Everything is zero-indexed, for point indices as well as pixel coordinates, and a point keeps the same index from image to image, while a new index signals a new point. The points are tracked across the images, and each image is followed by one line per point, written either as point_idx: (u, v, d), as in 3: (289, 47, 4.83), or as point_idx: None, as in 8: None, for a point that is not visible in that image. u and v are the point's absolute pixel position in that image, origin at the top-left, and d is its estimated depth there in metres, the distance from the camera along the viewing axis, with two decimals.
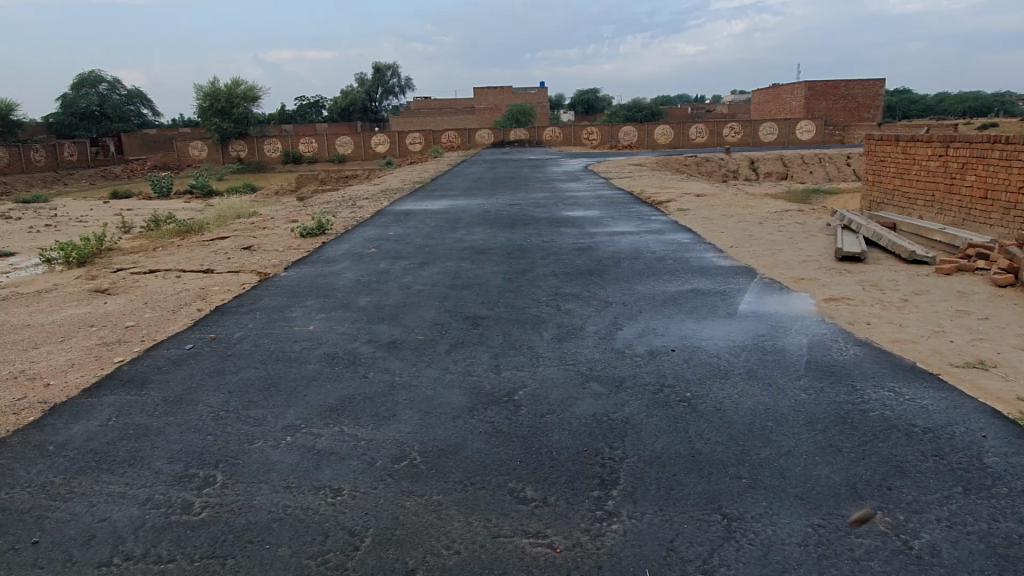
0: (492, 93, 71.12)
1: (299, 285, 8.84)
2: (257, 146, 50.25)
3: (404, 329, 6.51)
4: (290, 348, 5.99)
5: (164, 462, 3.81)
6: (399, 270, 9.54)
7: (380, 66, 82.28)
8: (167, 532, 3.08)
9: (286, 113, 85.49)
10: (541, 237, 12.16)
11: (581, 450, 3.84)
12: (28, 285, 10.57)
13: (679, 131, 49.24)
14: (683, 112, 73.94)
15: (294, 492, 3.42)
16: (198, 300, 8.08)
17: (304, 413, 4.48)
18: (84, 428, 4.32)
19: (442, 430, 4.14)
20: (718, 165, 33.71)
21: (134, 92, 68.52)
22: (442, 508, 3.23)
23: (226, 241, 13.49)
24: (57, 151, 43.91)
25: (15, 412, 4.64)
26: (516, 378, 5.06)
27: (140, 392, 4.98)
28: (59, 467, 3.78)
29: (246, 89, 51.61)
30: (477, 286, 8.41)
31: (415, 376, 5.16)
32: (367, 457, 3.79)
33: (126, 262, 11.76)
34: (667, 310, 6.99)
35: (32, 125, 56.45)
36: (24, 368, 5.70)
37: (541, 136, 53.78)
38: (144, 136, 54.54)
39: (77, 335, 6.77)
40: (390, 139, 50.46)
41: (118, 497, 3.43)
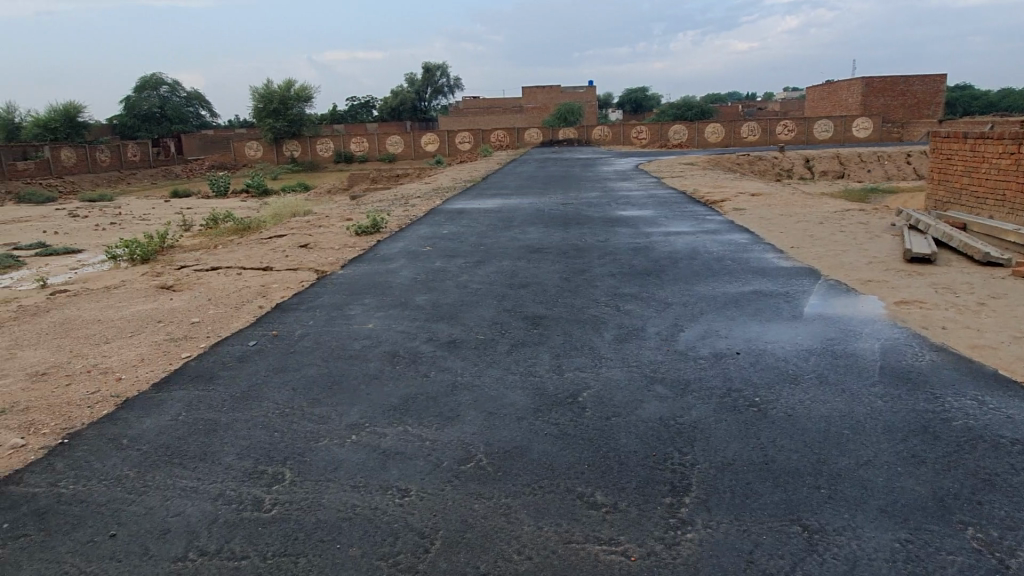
0: (540, 93, 71.38)
1: (357, 282, 8.93)
2: (312, 145, 51.19)
3: (463, 328, 6.50)
4: (351, 346, 6.03)
5: (234, 457, 3.85)
6: (456, 269, 9.54)
7: (429, 66, 81.81)
8: (239, 528, 3.11)
9: (340, 113, 87.16)
10: (596, 236, 12.05)
11: (649, 455, 3.75)
12: (97, 281, 10.90)
13: (731, 129, 48.42)
14: (736, 108, 72.14)
15: (362, 491, 3.41)
16: (260, 298, 8.20)
17: (366, 412, 4.48)
18: (155, 423, 4.40)
19: (505, 431, 4.09)
20: (772, 164, 33.02)
21: (194, 95, 70.38)
22: (511, 511, 3.18)
23: (284, 239, 13.75)
24: (121, 151, 45.40)
25: (89, 405, 4.78)
26: (579, 379, 4.98)
27: (209, 387, 5.08)
28: (133, 460, 3.86)
29: (300, 89, 52.35)
30: (535, 285, 8.35)
31: (476, 376, 5.13)
32: (432, 458, 3.77)
33: (190, 260, 12.04)
34: (730, 313, 6.80)
35: (100, 126, 58.76)
36: (97, 362, 5.87)
37: (589, 135, 53.78)
38: (204, 137, 56.22)
39: (145, 331, 6.94)
40: (440, 138, 50.86)
41: (191, 491, 3.48)
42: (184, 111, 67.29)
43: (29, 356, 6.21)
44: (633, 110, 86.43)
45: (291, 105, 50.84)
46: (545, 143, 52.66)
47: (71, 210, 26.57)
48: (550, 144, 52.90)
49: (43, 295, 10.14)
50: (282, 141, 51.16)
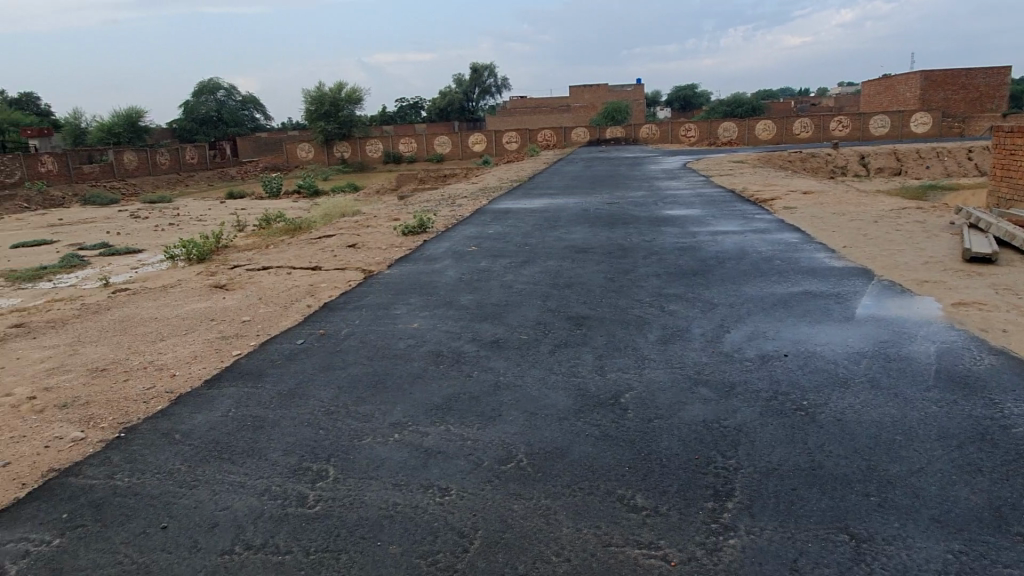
0: (587, 91, 71.08)
1: (404, 282, 9.04)
2: (362, 146, 51.98)
3: (506, 328, 6.51)
4: (396, 346, 6.09)
5: (280, 454, 3.93)
6: (501, 269, 9.58)
7: (477, 66, 82.27)
8: (284, 524, 3.17)
9: (389, 115, 88.28)
10: (642, 236, 11.94)
11: (692, 458, 3.70)
12: (156, 280, 11.27)
13: (783, 125, 47.44)
14: (789, 103, 70.38)
15: (404, 489, 3.45)
16: (308, 297, 8.36)
17: (409, 411, 4.53)
18: (206, 419, 4.52)
19: (547, 432, 4.09)
20: (825, 161, 32.24)
21: (248, 99, 72.09)
22: (550, 512, 3.18)
23: (333, 239, 13.99)
24: (180, 154, 46.84)
25: (145, 400, 4.94)
26: (622, 380, 4.94)
27: (258, 384, 5.20)
28: (185, 455, 3.98)
29: (350, 91, 53.23)
30: (579, 285, 8.32)
31: (519, 376, 5.13)
32: (473, 458, 3.79)
33: (243, 260, 12.35)
34: (778, 314, 6.66)
35: (160, 129, 60.72)
36: (152, 359, 6.07)
37: (637, 133, 53.35)
38: (258, 139, 57.59)
39: (198, 329, 7.14)
40: (487, 139, 51.05)
41: (238, 486, 3.56)
42: (240, 115, 69.08)
43: (91, 352, 6.45)
44: (682, 108, 85.36)
45: (342, 107, 51.74)
46: (593, 142, 52.35)
47: (133, 211, 27.53)
48: (597, 143, 52.58)
49: (105, 293, 10.53)
50: (333, 142, 52.09)
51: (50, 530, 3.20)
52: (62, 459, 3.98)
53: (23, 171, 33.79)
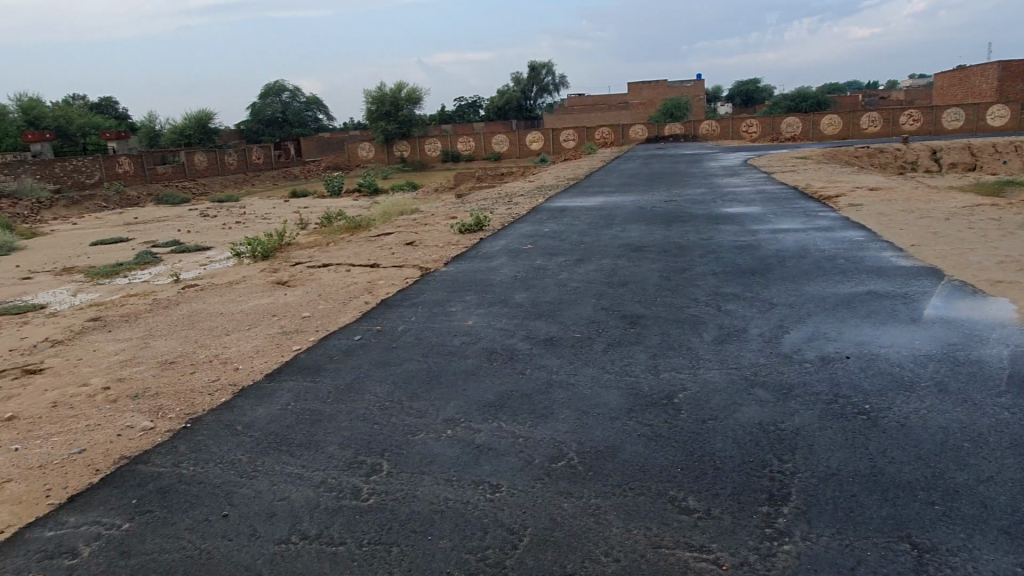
0: (646, 88, 70.32)
1: (459, 279, 9.12)
2: (421, 145, 52.64)
3: (560, 326, 6.50)
4: (450, 343, 6.16)
5: (336, 447, 4.03)
6: (556, 267, 9.57)
7: (535, 64, 82.48)
8: (338, 515, 3.25)
9: (447, 114, 89.17)
10: (700, 234, 11.76)
11: (747, 460, 3.63)
12: (223, 276, 11.67)
13: (849, 120, 45.97)
14: (857, 97, 68.05)
15: (455, 485, 3.49)
16: (366, 294, 8.52)
17: (462, 407, 4.57)
18: (267, 411, 4.66)
19: (598, 431, 4.07)
20: (894, 156, 31.11)
21: (312, 100, 73.74)
22: (600, 511, 3.17)
23: (392, 237, 14.21)
24: (247, 154, 48.31)
25: (209, 392, 5.13)
26: (676, 380, 4.88)
27: (316, 378, 5.33)
28: (246, 446, 4.11)
29: (410, 91, 53.99)
30: (634, 284, 8.24)
31: (571, 374, 5.12)
32: (524, 455, 3.80)
33: (305, 257, 12.67)
34: (840, 314, 6.47)
35: (228, 130, 62.69)
36: (217, 352, 6.29)
37: (696, 130, 52.48)
38: (320, 139, 58.90)
39: (261, 324, 7.37)
40: (545, 137, 50.99)
41: (295, 477, 3.66)
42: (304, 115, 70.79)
43: (160, 345, 6.72)
44: (744, 103, 83.56)
45: (402, 106, 52.52)
46: (651, 139, 51.71)
47: (202, 210, 28.52)
48: (656, 140, 51.94)
49: (175, 289, 10.94)
50: (393, 142, 52.92)
51: (120, 514, 3.35)
52: (132, 448, 4.16)
53: (101, 172, 35.36)
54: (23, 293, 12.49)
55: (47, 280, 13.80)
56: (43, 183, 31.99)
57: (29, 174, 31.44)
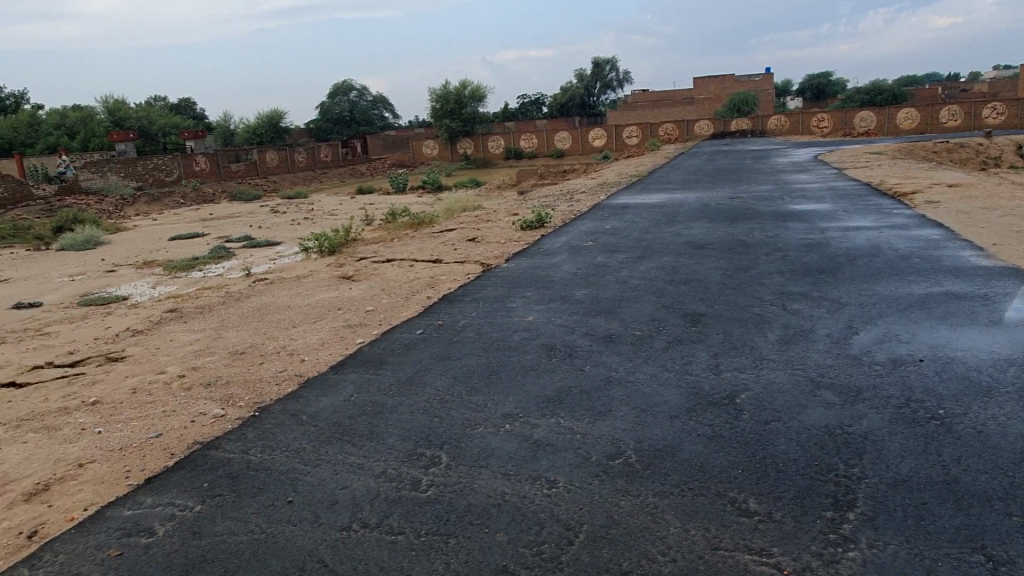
0: (712, 83, 68.97)
1: (519, 275, 9.15)
2: (484, 142, 52.97)
3: (620, 323, 6.45)
4: (510, 338, 6.19)
5: (396, 439, 4.10)
6: (617, 264, 9.49)
7: (599, 61, 81.88)
8: (398, 505, 3.31)
9: (510, 111, 89.42)
10: (766, 232, 11.47)
11: (811, 464, 3.54)
12: (291, 271, 12.01)
13: (928, 113, 44.05)
14: (936, 90, 65.08)
15: (512, 479, 3.51)
16: (428, 289, 8.63)
17: (521, 403, 4.60)
18: (331, 402, 4.79)
19: (657, 429, 4.03)
20: (975, 152, 29.67)
21: (378, 98, 75.08)
22: (658, 511, 3.14)
23: (454, 233, 14.36)
24: (315, 152, 49.55)
25: (277, 382, 5.30)
26: (738, 380, 4.78)
27: (378, 371, 5.44)
28: (311, 435, 4.23)
29: (474, 89, 54.39)
30: (697, 281, 8.11)
31: (631, 372, 5.08)
32: (582, 452, 3.79)
33: (369, 252, 12.92)
34: (914, 315, 6.22)
35: (298, 129, 64.41)
36: (285, 344, 6.49)
37: (764, 125, 51.18)
38: (386, 137, 59.92)
39: (327, 318, 7.56)
40: (608, 133, 50.56)
41: (357, 467, 3.75)
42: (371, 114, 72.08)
43: (232, 336, 6.97)
44: (814, 98, 81.05)
45: (466, 104, 52.96)
46: (717, 135, 50.70)
47: (273, 206, 29.42)
48: (722, 136, 50.87)
49: (247, 283, 11.32)
50: (456, 139, 53.42)
51: (193, 497, 3.50)
52: (204, 434, 4.34)
53: (179, 170, 36.86)
54: (106, 285, 13.15)
55: (128, 273, 14.49)
56: (126, 180, 33.56)
57: (114, 172, 33.03)
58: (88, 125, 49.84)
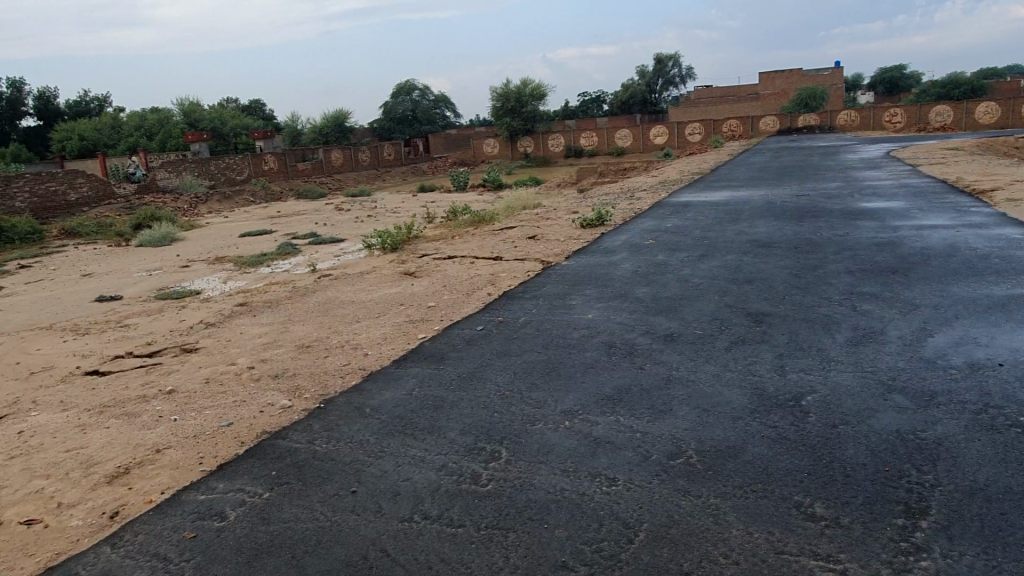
0: (779, 78, 67.24)
1: (579, 273, 9.13)
2: (544, 141, 52.96)
3: (681, 322, 6.37)
4: (569, 336, 6.18)
5: (457, 433, 4.15)
6: (678, 262, 9.37)
7: (662, 57, 80.78)
8: (458, 499, 3.35)
9: (571, 109, 89.12)
10: (835, 230, 11.12)
11: (881, 469, 3.43)
12: (355, 267, 12.28)
13: (1010, 107, 41.93)
14: (1020, 81, 61.83)
15: (572, 476, 3.52)
16: (489, 286, 8.70)
17: (580, 400, 4.59)
18: (393, 396, 4.88)
19: (719, 430, 3.97)
20: None
21: (440, 97, 75.90)
22: (719, 512, 3.09)
23: (515, 230, 14.41)
24: (378, 151, 50.46)
25: (341, 375, 5.43)
26: (804, 382, 4.66)
27: (439, 366, 5.51)
28: (374, 427, 4.33)
29: (535, 87, 54.45)
30: (762, 281, 7.93)
31: (692, 371, 5.01)
32: (642, 450, 3.77)
33: (431, 249, 13.09)
34: (994, 318, 5.94)
35: (362, 128, 65.69)
36: (349, 338, 6.64)
37: (834, 121, 49.61)
38: (447, 136, 60.55)
39: (390, 313, 7.71)
40: (670, 130, 49.83)
41: (419, 460, 3.82)
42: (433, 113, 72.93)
43: (299, 330, 7.19)
44: (888, 92, 78.10)
45: (527, 102, 53.06)
46: (783, 131, 49.39)
47: (338, 204, 30.13)
48: (789, 132, 49.55)
49: (312, 278, 11.63)
50: (517, 137, 53.58)
51: (262, 484, 3.62)
52: (272, 423, 4.48)
53: (249, 169, 38.10)
54: (181, 280, 13.70)
55: (201, 268, 15.07)
56: (200, 179, 34.88)
57: (189, 171, 34.37)
58: (165, 126, 51.98)
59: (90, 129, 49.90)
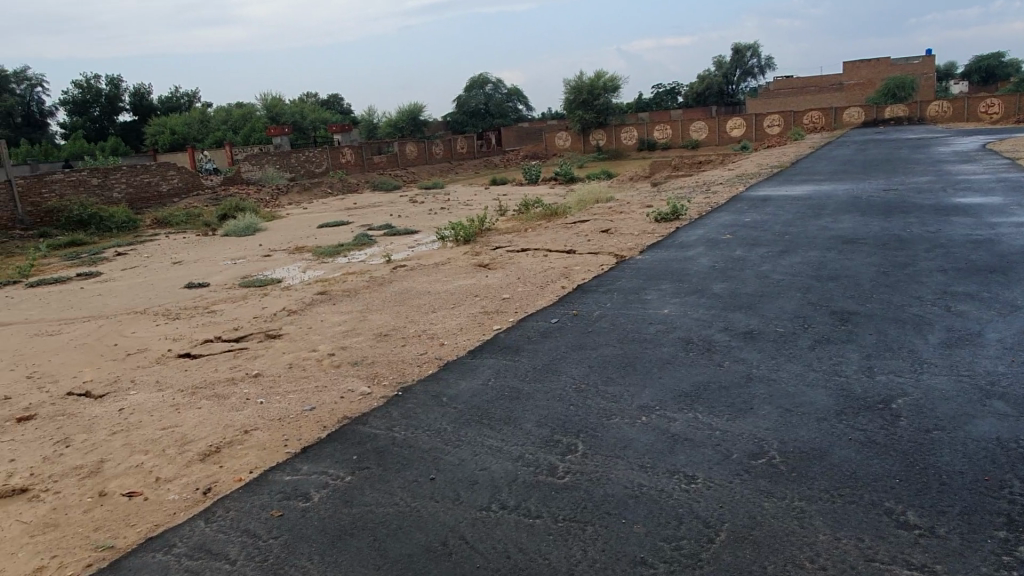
0: (864, 67, 64.50)
1: (655, 267, 9.01)
2: (617, 134, 52.35)
3: (761, 319, 6.20)
4: (645, 330, 6.11)
5: (533, 424, 4.16)
6: (757, 258, 9.12)
7: (739, 47, 78.47)
8: (535, 490, 3.37)
9: (645, 101, 87.80)
10: (925, 227, 10.61)
11: (980, 478, 3.25)
12: (429, 258, 12.46)
13: None
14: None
15: (649, 472, 3.48)
16: (562, 279, 8.68)
17: (657, 395, 4.53)
18: (470, 385, 4.94)
19: (803, 430, 3.85)
20: None
21: (513, 90, 76.00)
22: (805, 515, 3.00)
23: (588, 224, 14.32)
24: (451, 145, 50.97)
25: (419, 364, 5.54)
26: (894, 384, 4.47)
27: (514, 357, 5.55)
28: (452, 416, 4.38)
29: (609, 80, 53.92)
30: (847, 278, 7.63)
31: (774, 370, 4.88)
32: (722, 449, 3.69)
33: (504, 242, 13.15)
34: None
35: (436, 122, 66.53)
36: (426, 327, 6.76)
37: (924, 112, 47.14)
38: (520, 129, 60.63)
39: (465, 304, 7.80)
40: (747, 123, 48.01)
41: (495, 450, 3.85)
42: (506, 106, 73.12)
43: (377, 319, 7.35)
44: (984, 80, 73.76)
45: (599, 95, 52.59)
46: (868, 123, 47.35)
47: (412, 197, 30.59)
48: (874, 124, 47.43)
49: (388, 269, 11.86)
50: (589, 130, 53.20)
51: (344, 468, 3.73)
52: (353, 409, 4.60)
53: (327, 162, 39.13)
54: (264, 269, 14.21)
55: (283, 258, 15.57)
56: (282, 171, 36.03)
57: (271, 163, 35.57)
58: (249, 121, 53.90)
59: (180, 124, 52.22)
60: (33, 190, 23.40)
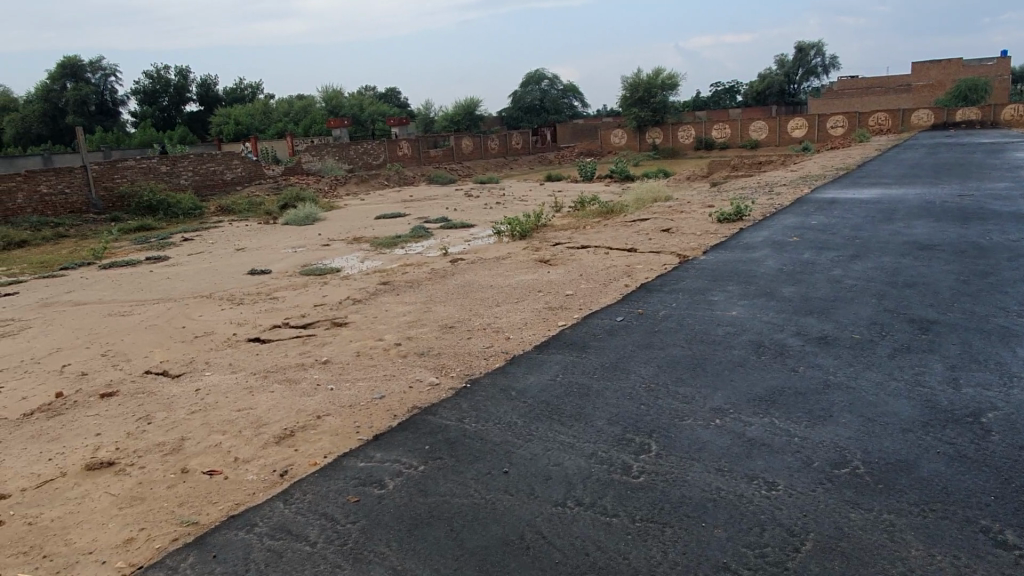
0: (934, 67, 62.09)
1: (719, 268, 8.84)
2: (674, 132, 51.61)
3: (836, 324, 6.02)
4: (714, 331, 6.00)
5: (604, 422, 4.12)
6: (827, 262, 8.87)
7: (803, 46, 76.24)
8: (610, 488, 3.33)
9: (703, 100, 86.27)
10: (1006, 234, 10.14)
11: None
12: (488, 252, 12.47)
13: None
14: None
15: (727, 475, 3.40)
16: (625, 277, 8.57)
17: (730, 398, 4.44)
18: (538, 380, 4.93)
19: (887, 441, 3.72)
20: None
21: (569, 87, 75.60)
22: (895, 528, 2.89)
23: (647, 222, 14.14)
24: (507, 141, 51.02)
25: (485, 357, 5.54)
26: (983, 397, 4.28)
27: (581, 354, 5.50)
28: (521, 410, 4.37)
29: (668, 78, 53.22)
30: (925, 285, 7.35)
31: (852, 377, 4.72)
32: (802, 456, 3.58)
33: (562, 238, 13.08)
34: None
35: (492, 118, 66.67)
36: (490, 321, 6.76)
37: (998, 115, 45.10)
38: (575, 126, 60.29)
39: (528, 299, 7.78)
40: (809, 123, 46.74)
41: (567, 446, 3.82)
42: (562, 103, 72.75)
43: (441, 310, 7.39)
44: None
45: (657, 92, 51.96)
46: (938, 125, 45.59)
47: (467, 191, 30.74)
48: (945, 127, 45.59)
49: (447, 261, 11.91)
50: (646, 128, 52.61)
51: (416, 457, 3.75)
52: (422, 399, 4.63)
53: (385, 154, 39.60)
54: (324, 258, 14.45)
55: (342, 247, 15.81)
56: (340, 162, 36.61)
57: (330, 155, 36.16)
58: (309, 113, 54.91)
59: (243, 115, 53.52)
60: (107, 175, 24.27)
